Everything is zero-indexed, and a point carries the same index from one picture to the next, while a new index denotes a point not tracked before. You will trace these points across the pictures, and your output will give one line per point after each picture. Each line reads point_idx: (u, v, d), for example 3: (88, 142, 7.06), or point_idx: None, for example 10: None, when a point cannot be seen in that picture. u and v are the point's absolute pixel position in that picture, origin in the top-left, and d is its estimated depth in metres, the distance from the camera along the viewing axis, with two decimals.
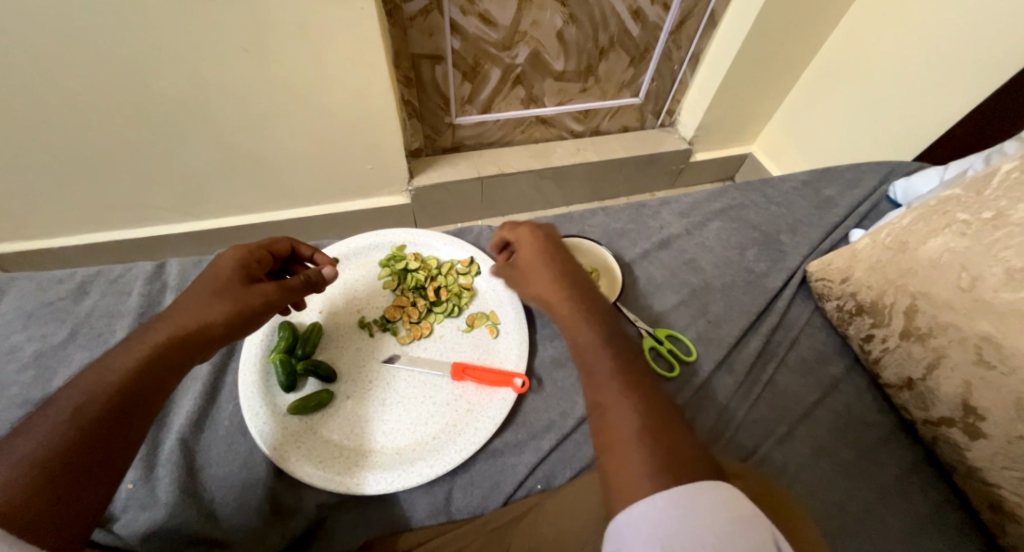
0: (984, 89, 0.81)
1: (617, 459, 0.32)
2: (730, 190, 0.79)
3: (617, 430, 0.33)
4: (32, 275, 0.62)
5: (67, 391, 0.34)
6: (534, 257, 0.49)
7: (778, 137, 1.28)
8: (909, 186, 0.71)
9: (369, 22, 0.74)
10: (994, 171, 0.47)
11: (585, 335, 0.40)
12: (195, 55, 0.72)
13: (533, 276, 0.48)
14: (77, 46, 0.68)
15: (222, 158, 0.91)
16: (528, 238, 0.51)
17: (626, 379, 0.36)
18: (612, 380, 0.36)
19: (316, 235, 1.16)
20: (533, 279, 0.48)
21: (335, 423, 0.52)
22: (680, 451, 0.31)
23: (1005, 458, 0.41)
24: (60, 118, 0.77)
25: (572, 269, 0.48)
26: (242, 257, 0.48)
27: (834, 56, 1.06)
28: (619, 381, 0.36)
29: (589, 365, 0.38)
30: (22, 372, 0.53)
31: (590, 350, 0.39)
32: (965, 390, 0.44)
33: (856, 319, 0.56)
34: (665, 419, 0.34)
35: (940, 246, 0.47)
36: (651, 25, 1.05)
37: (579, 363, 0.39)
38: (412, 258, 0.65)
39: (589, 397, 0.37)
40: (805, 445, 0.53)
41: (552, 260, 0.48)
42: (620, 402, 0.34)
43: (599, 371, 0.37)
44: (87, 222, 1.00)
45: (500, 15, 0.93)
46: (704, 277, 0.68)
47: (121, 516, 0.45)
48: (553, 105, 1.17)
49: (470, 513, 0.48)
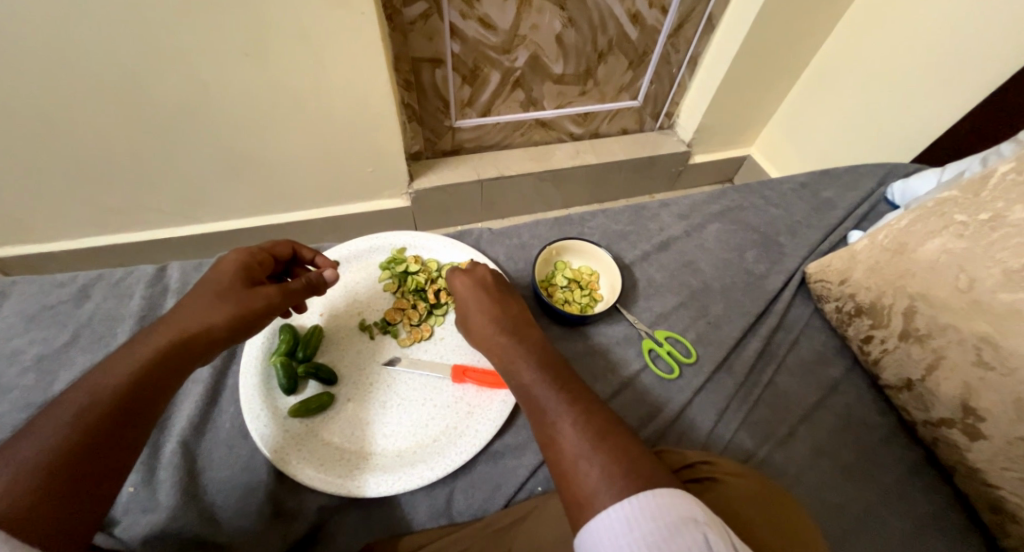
0: (981, 91, 0.82)
1: (574, 486, 0.33)
2: (730, 192, 0.79)
3: (567, 456, 0.34)
4: (32, 279, 0.62)
5: (67, 395, 0.34)
6: (470, 298, 0.51)
7: (776, 139, 1.28)
8: (906, 188, 0.71)
9: (369, 26, 0.74)
10: (990, 173, 0.47)
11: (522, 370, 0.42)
12: (196, 59, 0.73)
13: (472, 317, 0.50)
14: (78, 51, 0.68)
15: (222, 161, 0.91)
16: (464, 280, 0.53)
17: (567, 402, 0.38)
18: (552, 410, 0.38)
19: (317, 238, 1.16)
20: (471, 320, 0.49)
21: (336, 426, 0.52)
22: (629, 462, 0.33)
23: (1005, 459, 0.42)
24: (61, 122, 0.78)
25: (505, 304, 0.50)
26: (244, 260, 0.48)
27: (832, 59, 1.06)
28: (560, 407, 0.37)
29: (531, 397, 0.40)
30: (23, 376, 0.53)
31: (531, 384, 0.40)
32: (964, 391, 0.44)
33: (855, 320, 0.56)
34: (611, 431, 0.35)
35: (938, 247, 0.47)
36: (649, 29, 1.06)
37: (523, 401, 0.41)
38: (411, 261, 0.65)
39: (538, 431, 0.38)
40: (805, 447, 0.53)
41: (488, 298, 0.50)
42: (564, 427, 0.36)
43: (542, 402, 0.39)
44: (88, 225, 1.00)
45: (499, 18, 0.94)
46: (703, 279, 0.68)
47: (122, 520, 0.45)
48: (552, 108, 1.18)
49: (471, 515, 0.48)
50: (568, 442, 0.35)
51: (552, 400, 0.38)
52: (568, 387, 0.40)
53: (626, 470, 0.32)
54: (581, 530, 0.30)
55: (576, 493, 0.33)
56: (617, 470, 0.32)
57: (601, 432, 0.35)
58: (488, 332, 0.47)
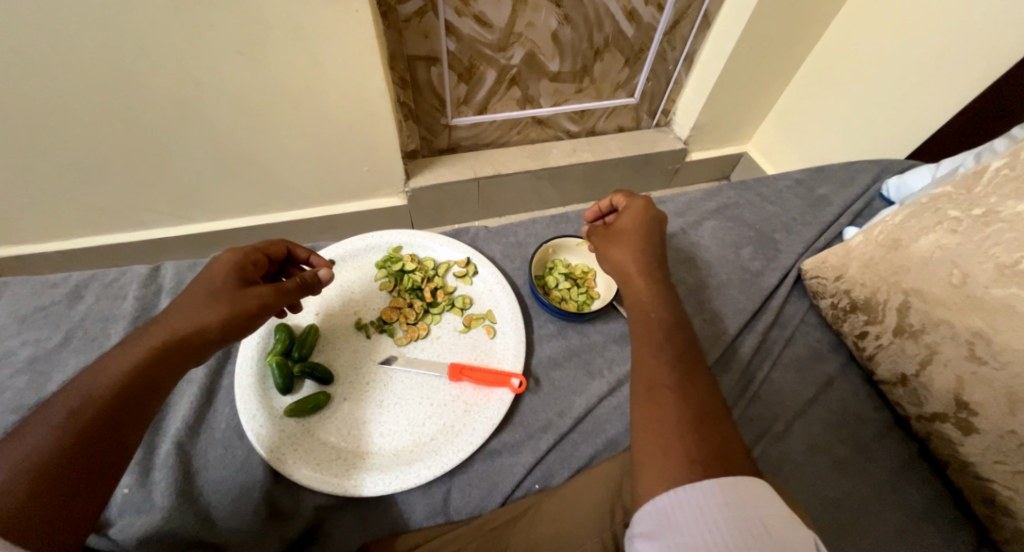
0: (976, 86, 0.82)
1: (660, 451, 0.34)
2: (725, 189, 0.80)
3: (662, 403, 0.37)
4: (25, 280, 0.61)
5: (59, 398, 0.33)
6: (629, 228, 0.52)
7: (773, 136, 1.28)
8: (902, 183, 0.71)
9: (363, 24, 0.74)
10: (983, 169, 0.47)
11: (653, 329, 0.44)
12: (190, 57, 0.72)
13: (620, 247, 0.52)
14: (72, 51, 0.68)
15: (217, 161, 0.91)
16: (635, 209, 0.53)
17: (684, 380, 0.39)
18: (669, 379, 0.39)
19: (313, 236, 1.16)
20: (610, 254, 0.52)
21: (333, 425, 0.52)
22: (723, 457, 0.33)
23: (997, 453, 0.42)
24: (52, 121, 0.77)
25: (657, 265, 0.50)
26: (238, 260, 0.47)
27: (827, 56, 1.07)
28: (672, 376, 0.39)
29: (650, 354, 0.42)
30: (15, 378, 0.52)
31: (654, 334, 0.43)
32: (957, 385, 0.44)
33: (850, 316, 0.56)
34: (708, 419, 0.36)
35: (932, 243, 0.47)
36: (645, 26, 1.06)
37: (636, 340, 0.44)
38: (408, 259, 0.66)
39: (640, 364, 0.42)
40: (801, 442, 0.54)
41: (646, 253, 0.50)
42: (668, 379, 0.39)
43: (657, 354, 0.41)
44: (81, 226, 0.99)
45: (495, 16, 0.93)
46: (700, 276, 0.68)
47: (117, 521, 0.44)
48: (549, 106, 1.18)
49: (468, 514, 0.48)
50: (668, 404, 0.37)
51: (665, 361, 0.41)
52: (687, 358, 0.41)
53: (720, 459, 0.33)
54: (655, 495, 0.32)
55: (649, 423, 0.36)
56: (708, 458, 0.33)
57: (699, 412, 0.37)
58: (628, 266, 0.50)
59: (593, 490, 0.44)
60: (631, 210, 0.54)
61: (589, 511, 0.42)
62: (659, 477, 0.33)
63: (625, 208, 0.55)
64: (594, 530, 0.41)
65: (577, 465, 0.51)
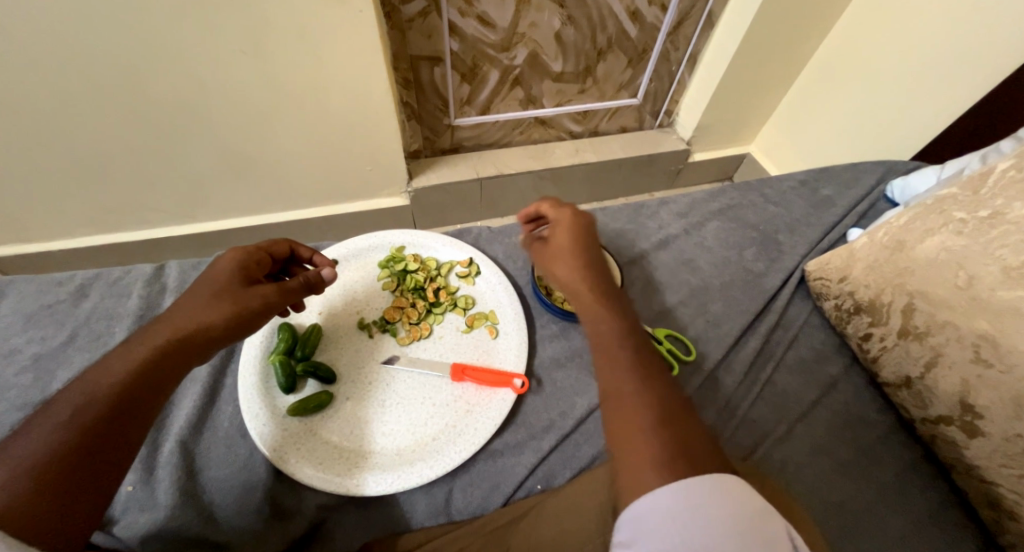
0: (981, 87, 0.81)
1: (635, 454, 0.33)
2: (728, 190, 0.79)
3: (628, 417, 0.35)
4: (31, 278, 0.62)
5: (65, 395, 0.34)
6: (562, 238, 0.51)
7: (776, 137, 1.28)
8: (906, 185, 0.71)
9: (367, 25, 0.74)
10: (989, 170, 0.47)
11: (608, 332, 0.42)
12: (195, 58, 0.73)
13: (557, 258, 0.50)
14: (79, 51, 0.68)
15: (221, 160, 0.91)
16: (564, 220, 0.52)
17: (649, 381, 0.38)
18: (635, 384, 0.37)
19: (315, 237, 1.16)
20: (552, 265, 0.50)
21: (335, 424, 0.52)
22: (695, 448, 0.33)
23: (1003, 457, 0.42)
24: (58, 120, 0.78)
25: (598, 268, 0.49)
26: (241, 259, 0.47)
27: (831, 56, 1.06)
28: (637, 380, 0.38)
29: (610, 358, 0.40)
30: (21, 375, 0.53)
31: (610, 343, 0.41)
32: (962, 388, 0.44)
33: (854, 318, 0.56)
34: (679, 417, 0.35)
35: (937, 244, 0.47)
36: (649, 26, 1.06)
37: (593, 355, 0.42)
38: (411, 259, 0.66)
39: (602, 381, 0.39)
40: (804, 445, 0.53)
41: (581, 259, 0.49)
42: (630, 391, 0.37)
43: (619, 362, 0.39)
44: (86, 225, 1.00)
45: (498, 16, 0.94)
46: (703, 277, 0.68)
47: (120, 518, 0.45)
48: (551, 106, 1.18)
49: (470, 514, 0.48)
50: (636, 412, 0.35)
51: (626, 364, 0.39)
52: (643, 362, 0.40)
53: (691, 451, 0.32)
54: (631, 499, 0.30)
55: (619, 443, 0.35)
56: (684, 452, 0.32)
57: (668, 411, 0.35)
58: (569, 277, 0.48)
59: (596, 491, 0.44)
60: (560, 221, 0.52)
61: (591, 511, 0.42)
62: (637, 479, 0.31)
63: (554, 220, 0.54)
64: (596, 531, 0.41)
65: (579, 465, 0.51)
